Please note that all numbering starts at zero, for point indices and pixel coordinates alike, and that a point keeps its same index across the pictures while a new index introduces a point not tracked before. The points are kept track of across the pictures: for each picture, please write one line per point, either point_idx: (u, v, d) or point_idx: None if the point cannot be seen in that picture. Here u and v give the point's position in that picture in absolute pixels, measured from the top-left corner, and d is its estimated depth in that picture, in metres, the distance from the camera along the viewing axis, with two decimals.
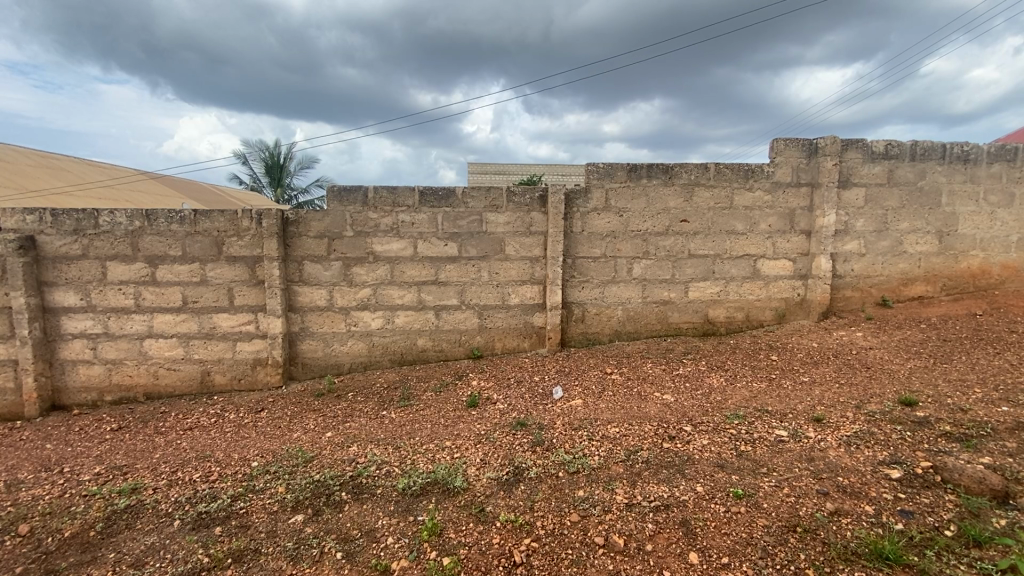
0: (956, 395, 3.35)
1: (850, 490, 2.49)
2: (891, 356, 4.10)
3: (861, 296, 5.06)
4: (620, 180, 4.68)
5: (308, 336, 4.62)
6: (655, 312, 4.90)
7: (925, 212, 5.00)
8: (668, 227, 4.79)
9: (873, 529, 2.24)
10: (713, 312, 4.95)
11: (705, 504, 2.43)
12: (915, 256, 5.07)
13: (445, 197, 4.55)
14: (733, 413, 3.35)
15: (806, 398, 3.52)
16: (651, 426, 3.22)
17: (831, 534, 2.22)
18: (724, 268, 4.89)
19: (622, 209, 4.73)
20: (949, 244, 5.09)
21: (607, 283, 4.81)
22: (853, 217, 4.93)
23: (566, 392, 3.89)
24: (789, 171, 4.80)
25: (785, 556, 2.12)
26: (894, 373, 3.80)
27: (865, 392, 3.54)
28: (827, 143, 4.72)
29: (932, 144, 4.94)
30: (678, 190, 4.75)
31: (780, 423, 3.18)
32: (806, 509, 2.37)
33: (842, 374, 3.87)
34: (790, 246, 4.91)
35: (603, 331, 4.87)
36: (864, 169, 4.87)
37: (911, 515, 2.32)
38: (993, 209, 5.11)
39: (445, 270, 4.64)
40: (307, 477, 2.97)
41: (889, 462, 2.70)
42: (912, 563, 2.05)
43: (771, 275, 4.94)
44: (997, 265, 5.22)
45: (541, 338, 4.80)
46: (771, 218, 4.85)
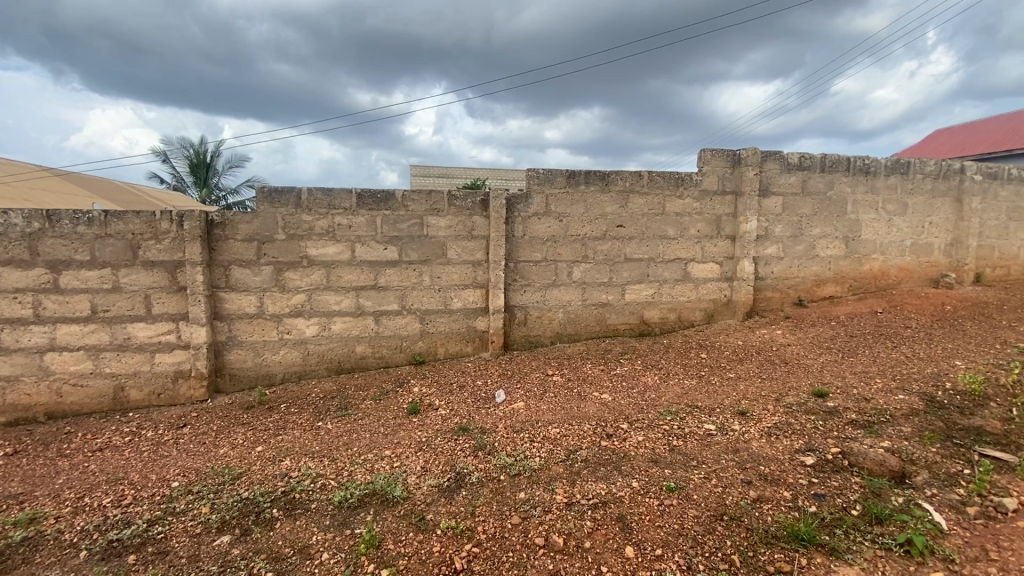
0: (861, 386, 3.68)
1: (771, 478, 2.67)
2: (806, 351, 4.45)
3: (780, 297, 5.45)
4: (559, 186, 4.79)
5: (236, 346, 4.36)
6: (594, 314, 5.03)
7: (834, 219, 5.47)
8: (606, 232, 4.94)
9: (791, 512, 2.42)
10: (648, 313, 5.16)
11: (640, 499, 2.52)
12: (826, 259, 5.53)
13: (384, 200, 4.46)
14: (666, 409, 3.50)
15: (732, 393, 3.73)
16: (591, 425, 3.30)
17: (754, 520, 2.37)
18: (658, 271, 5.11)
19: (562, 214, 4.83)
20: (854, 248, 5.59)
21: (548, 286, 4.89)
22: (772, 223, 5.30)
23: (508, 395, 3.90)
24: (715, 180, 5.10)
25: (713, 544, 2.24)
26: (808, 368, 4.12)
27: (784, 385, 3.81)
28: (749, 154, 5.06)
29: (839, 157, 5.42)
30: (615, 196, 4.92)
31: (708, 417, 3.36)
32: (732, 497, 2.51)
33: (764, 369, 4.15)
34: (717, 250, 5.21)
35: (545, 333, 4.94)
36: (781, 179, 5.26)
37: (823, 497, 2.52)
38: (890, 216, 5.66)
39: (384, 275, 4.53)
40: (234, 496, 2.80)
41: (805, 449, 2.92)
42: (823, 543, 2.23)
43: (700, 277, 5.21)
44: (894, 267, 5.79)
45: (484, 342, 4.80)
46: (700, 223, 5.13)
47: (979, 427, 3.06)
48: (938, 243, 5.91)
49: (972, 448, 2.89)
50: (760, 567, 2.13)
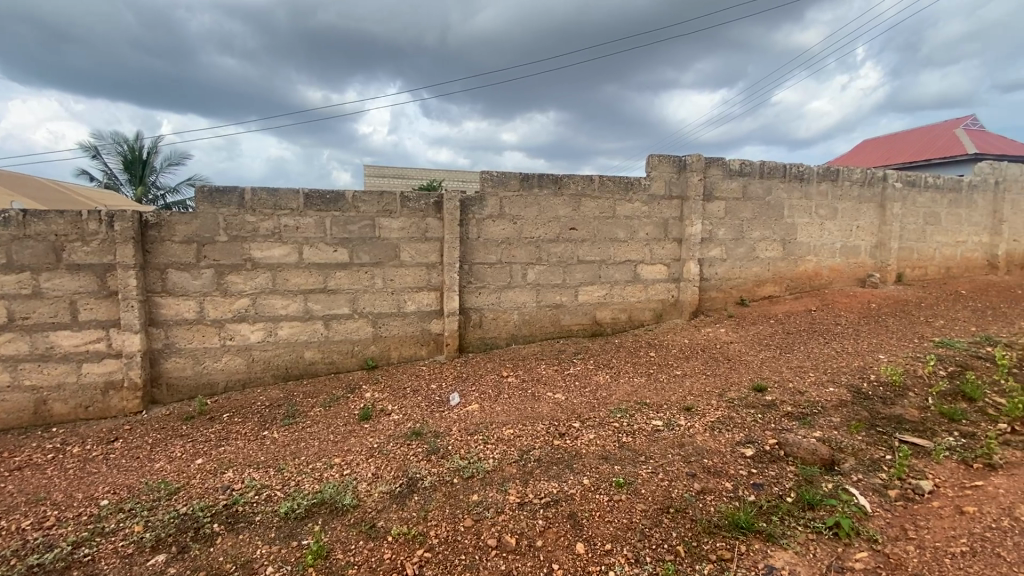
0: (796, 380, 3.91)
1: (713, 470, 2.79)
2: (747, 348, 4.68)
3: (724, 297, 5.71)
4: (513, 188, 4.82)
5: (174, 353, 4.13)
6: (548, 315, 5.10)
7: (772, 222, 5.78)
8: (559, 234, 5.02)
9: (732, 502, 2.54)
10: (600, 314, 5.27)
11: (590, 496, 2.58)
12: (765, 261, 5.83)
13: (334, 201, 4.36)
14: (616, 407, 3.59)
15: (678, 390, 3.88)
16: (544, 425, 3.35)
17: (698, 511, 2.47)
18: (609, 273, 5.24)
19: (516, 216, 4.87)
20: (791, 250, 5.93)
21: (503, 288, 4.91)
22: (716, 227, 5.55)
23: (463, 398, 3.89)
24: (662, 185, 5.28)
25: (660, 536, 2.32)
26: (749, 364, 4.33)
27: (727, 381, 3.99)
28: (693, 160, 5.28)
29: (776, 164, 5.73)
30: (567, 199, 5.00)
31: (656, 414, 3.47)
32: (677, 490, 2.61)
33: (708, 366, 4.33)
34: (665, 252, 5.39)
35: (500, 335, 4.96)
36: (723, 184, 5.51)
37: (762, 487, 2.66)
38: (823, 220, 6.05)
39: (334, 278, 4.42)
40: (170, 512, 2.65)
41: (745, 442, 3.07)
42: (760, 529, 2.36)
43: (649, 278, 5.38)
44: (826, 267, 6.18)
45: (439, 345, 4.76)
46: (648, 226, 5.29)
47: (899, 416, 3.32)
48: (865, 245, 6.36)
49: (893, 435, 3.13)
50: (703, 556, 2.22)
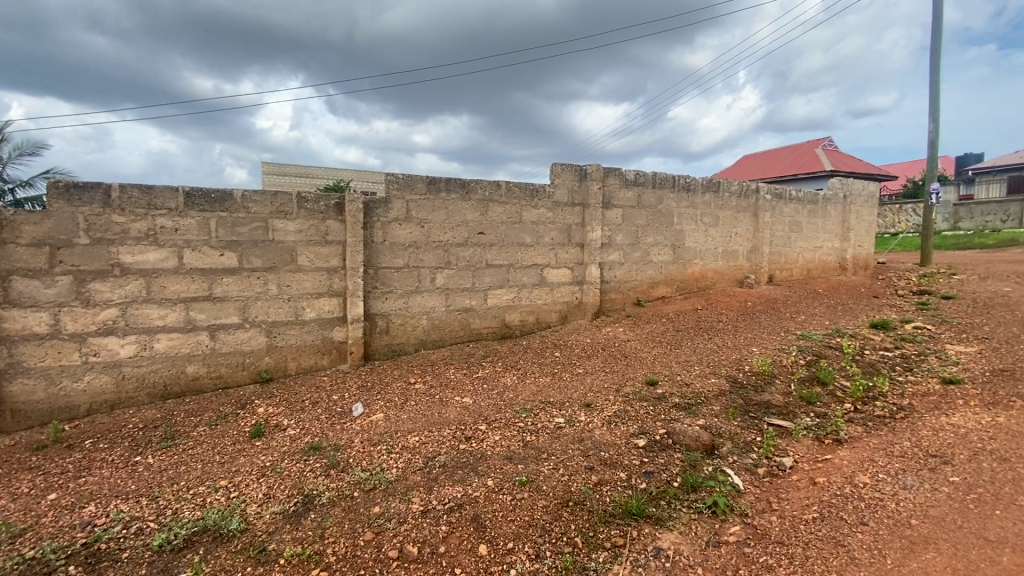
0: (684, 373, 4.26)
1: (610, 462, 2.96)
2: (643, 345, 5.02)
3: (622, 298, 6.07)
4: (419, 192, 4.77)
5: (20, 374, 3.57)
6: (457, 319, 5.09)
7: (664, 229, 6.26)
8: (467, 239, 5.04)
9: (626, 491, 2.70)
10: (509, 317, 5.36)
11: (494, 497, 2.62)
12: (658, 264, 6.29)
13: (220, 201, 4.03)
14: (522, 407, 3.67)
15: (580, 387, 4.06)
16: (450, 430, 3.34)
17: (595, 502, 2.60)
18: (517, 276, 5.35)
19: (423, 220, 4.81)
20: (680, 254, 6.46)
21: (410, 293, 4.82)
22: (614, 233, 5.90)
23: (366, 407, 3.76)
24: (565, 192, 5.52)
25: (559, 530, 2.42)
26: (644, 360, 4.65)
27: (624, 377, 4.25)
28: (593, 169, 5.58)
29: (666, 175, 6.22)
30: (474, 204, 5.04)
31: (558, 411, 3.61)
32: (576, 484, 2.73)
33: (607, 364, 4.58)
34: (568, 256, 5.62)
35: (407, 341, 4.85)
36: (620, 193, 5.87)
37: (652, 474, 2.87)
38: (707, 227, 6.66)
39: (222, 284, 4.08)
40: (12, 558, 2.29)
41: (638, 433, 3.29)
42: (650, 514, 2.54)
43: (554, 281, 5.57)
44: (711, 270, 6.81)
45: (342, 353, 4.56)
46: (553, 232, 5.49)
47: (768, 402, 3.74)
48: (742, 250, 7.10)
49: (762, 418, 3.52)
50: (599, 545, 2.35)
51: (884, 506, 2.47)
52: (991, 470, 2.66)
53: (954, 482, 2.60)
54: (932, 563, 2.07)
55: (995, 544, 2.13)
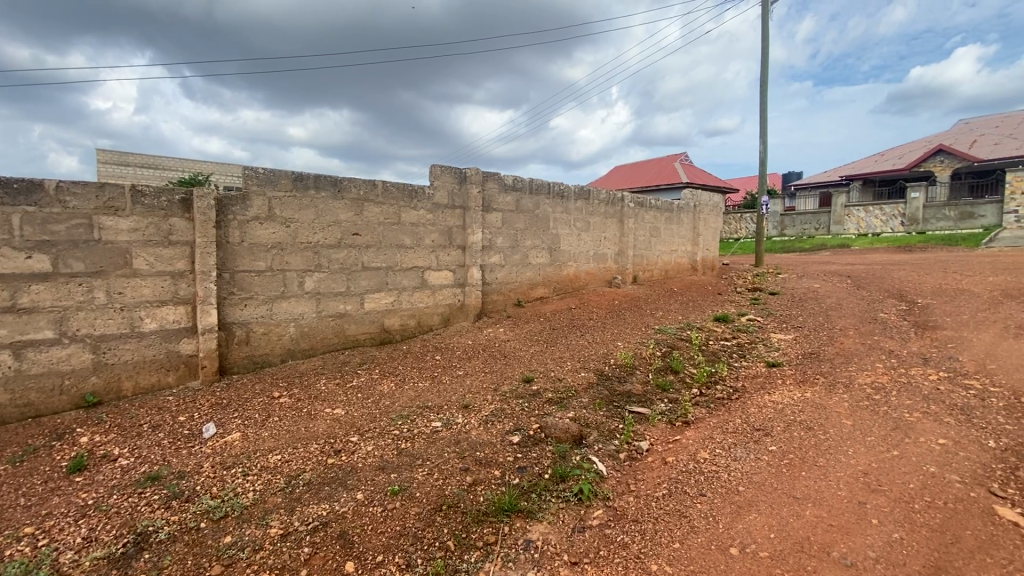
0: (558, 369, 4.48)
1: (485, 461, 3.00)
2: (521, 345, 5.18)
3: (503, 299, 6.20)
4: (284, 189, 4.43)
5: None
6: (330, 326, 4.80)
7: (541, 233, 6.54)
8: (340, 240, 4.79)
9: (499, 488, 2.77)
10: (388, 321, 5.19)
11: (363, 510, 2.52)
12: (536, 267, 6.54)
13: (26, 193, 3.37)
14: (397, 414, 3.58)
15: (458, 389, 4.07)
16: (317, 444, 3.14)
17: (468, 503, 2.62)
18: (395, 279, 5.21)
19: (289, 220, 4.48)
20: (556, 257, 6.79)
21: (275, 299, 4.45)
22: (494, 236, 6.02)
23: (221, 427, 3.39)
24: (445, 194, 5.51)
25: (431, 535, 2.40)
26: (522, 358, 4.80)
27: (502, 376, 4.35)
28: (472, 173, 5.64)
29: (542, 181, 6.51)
30: (348, 204, 4.81)
31: (435, 416, 3.58)
32: (450, 487, 2.73)
33: (487, 364, 4.66)
34: (449, 259, 5.62)
35: (272, 351, 4.47)
36: (499, 198, 6.02)
37: (525, 469, 2.97)
38: (580, 231, 7.09)
39: (29, 293, 3.41)
40: None
41: (513, 430, 3.38)
42: (522, 508, 2.62)
43: (435, 284, 5.52)
44: (584, 271, 7.26)
45: (192, 368, 4.05)
46: (433, 234, 5.45)
47: (629, 391, 4.09)
48: (611, 253, 7.67)
49: (625, 407, 3.84)
50: (471, 545, 2.37)
51: (719, 477, 2.83)
52: (799, 438, 3.18)
53: (772, 451, 3.05)
54: (754, 522, 2.41)
55: (800, 499, 2.54)
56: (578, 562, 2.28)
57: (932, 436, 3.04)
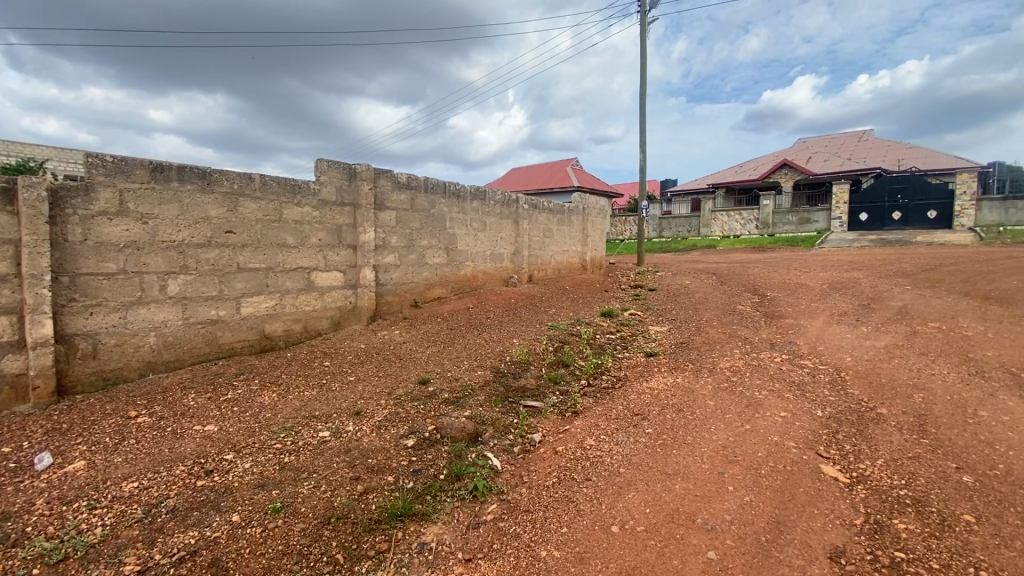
0: (454, 368, 4.49)
1: (377, 467, 2.92)
2: (417, 346, 5.10)
3: (399, 300, 6.05)
4: (140, 180, 3.91)
5: None
6: (201, 334, 4.34)
7: (437, 232, 6.49)
8: (211, 239, 4.35)
9: (392, 494, 2.71)
10: (269, 327, 4.81)
11: (240, 533, 2.32)
12: (432, 267, 6.48)
13: None
14: (280, 427, 3.34)
15: (349, 396, 3.90)
16: (185, 466, 2.82)
17: (359, 512, 2.53)
18: (278, 281, 4.85)
19: (147, 215, 3.97)
20: (453, 256, 6.78)
21: (130, 305, 3.92)
22: (388, 235, 5.85)
23: (60, 455, 2.90)
24: (333, 191, 5.24)
25: (318, 551, 2.28)
26: (417, 360, 4.73)
27: (397, 379, 4.25)
28: (362, 169, 5.44)
29: (437, 180, 6.46)
30: (219, 198, 4.38)
31: (323, 425, 3.40)
32: (339, 498, 2.62)
33: (381, 367, 4.52)
34: (339, 259, 5.36)
35: (128, 365, 3.92)
36: (392, 196, 5.86)
37: (419, 471, 2.93)
38: (476, 231, 7.14)
39: None
40: None
41: (408, 433, 3.32)
42: (416, 512, 2.59)
43: (324, 286, 5.23)
44: (481, 271, 7.33)
45: (19, 389, 3.42)
46: (320, 233, 5.16)
47: (523, 387, 4.22)
48: (507, 253, 7.83)
49: (519, 402, 3.95)
50: (362, 555, 2.29)
51: (603, 461, 3.03)
52: (672, 419, 3.51)
53: (649, 433, 3.34)
54: (633, 500, 2.62)
55: (671, 475, 2.81)
56: (472, 559, 2.31)
57: (776, 409, 3.54)
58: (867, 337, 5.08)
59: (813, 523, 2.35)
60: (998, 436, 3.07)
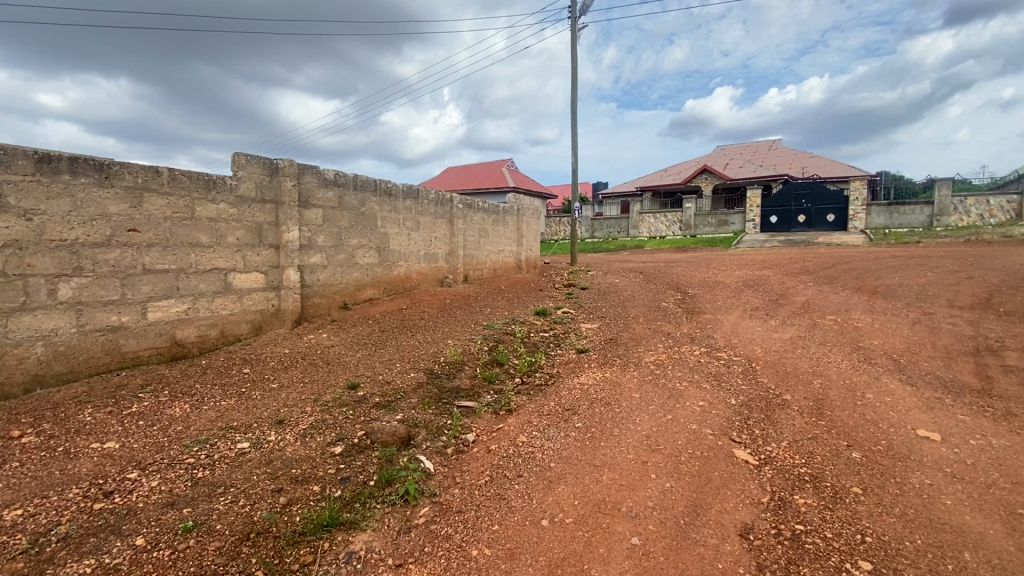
0: (385, 371, 4.38)
1: (301, 477, 2.80)
2: (347, 349, 4.93)
3: (327, 302, 5.81)
4: (23, 172, 3.50)
5: None
6: (99, 342, 3.93)
7: (367, 231, 6.30)
8: (110, 238, 3.97)
9: (318, 504, 2.60)
10: (181, 333, 4.45)
11: (146, 557, 2.14)
12: (363, 267, 6.28)
13: None
14: (193, 440, 3.11)
15: (272, 404, 3.70)
16: (79, 489, 2.55)
17: (281, 525, 2.41)
18: (190, 284, 4.50)
19: (32, 211, 3.55)
20: (384, 256, 6.61)
21: (12, 312, 3.48)
22: (314, 234, 5.61)
23: None
24: (252, 187, 4.95)
25: (236, 569, 2.15)
26: (346, 364, 4.57)
27: (324, 384, 4.08)
28: (285, 165, 5.18)
29: (367, 178, 6.28)
30: (120, 193, 4.00)
31: (242, 436, 3.20)
32: (260, 511, 2.48)
33: (307, 373, 4.32)
34: (259, 259, 5.07)
35: (9, 380, 3.48)
36: (319, 193, 5.62)
37: (348, 479, 2.84)
38: (409, 231, 7.01)
39: None
40: None
41: (335, 440, 3.21)
42: (343, 520, 2.51)
43: (243, 288, 4.93)
44: (414, 272, 7.20)
45: None
46: (238, 231, 4.85)
47: (457, 387, 4.20)
48: (442, 253, 7.75)
49: (453, 403, 3.93)
50: (285, 570, 2.19)
51: (534, 457, 3.09)
52: (600, 413, 3.63)
53: (579, 427, 3.44)
54: (562, 493, 2.69)
55: (599, 466, 2.91)
56: (402, 564, 2.27)
57: (695, 399, 3.76)
58: (775, 330, 5.53)
59: (725, 504, 2.53)
60: (881, 415, 3.45)
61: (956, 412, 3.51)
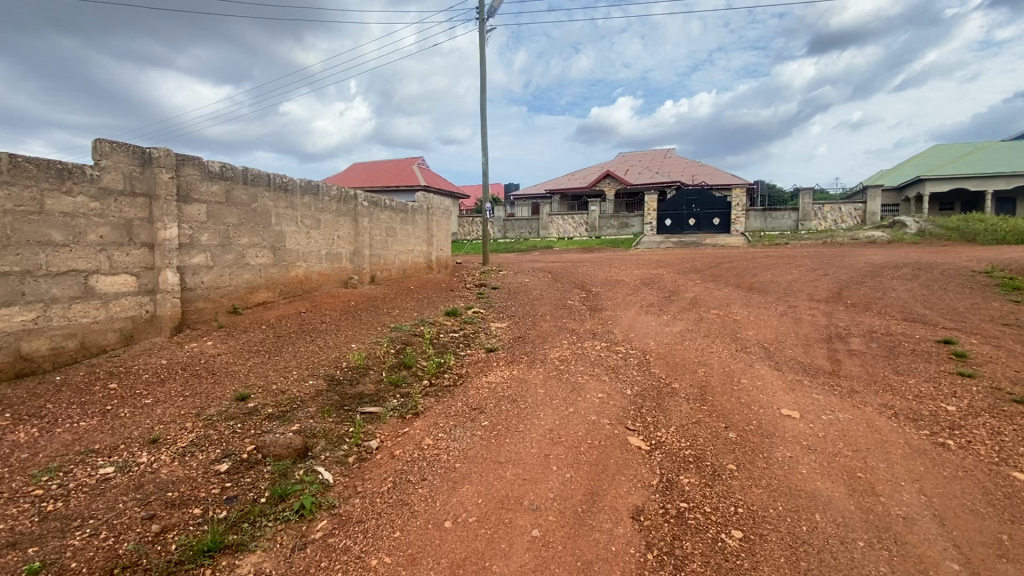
0: (279, 380, 4.10)
1: (179, 501, 2.53)
2: (236, 358, 4.54)
3: (212, 307, 5.32)
4: None
5: None
6: None
7: (260, 229, 5.86)
8: None
9: (199, 528, 2.37)
10: (29, 345, 3.83)
11: None
12: (255, 268, 5.83)
13: None
14: (42, 469, 2.69)
15: (144, 422, 3.30)
16: None
17: (153, 557, 2.17)
18: (40, 288, 3.89)
19: None
20: (280, 256, 6.19)
21: None
22: (196, 232, 5.11)
23: None
24: (119, 178, 4.40)
25: None
26: (235, 373, 4.22)
27: (207, 397, 3.73)
28: (160, 154, 4.67)
29: (259, 171, 5.84)
30: None
31: (106, 460, 2.83)
32: (127, 543, 2.21)
33: (187, 385, 3.92)
34: (129, 260, 4.51)
35: None
36: (202, 186, 5.14)
37: (234, 498, 2.62)
38: (308, 229, 6.63)
39: None
40: None
41: (220, 457, 2.95)
42: (229, 544, 2.31)
43: (109, 292, 4.36)
44: (315, 273, 6.82)
45: None
46: (101, 228, 4.29)
47: (361, 392, 4.05)
48: (345, 253, 7.42)
49: (355, 410, 3.78)
50: None
51: (439, 459, 3.06)
52: (506, 410, 3.69)
53: (484, 425, 3.47)
54: (466, 493, 2.70)
55: (503, 463, 2.96)
56: None
57: (595, 392, 3.96)
58: (667, 324, 5.98)
59: (619, 489, 2.69)
60: (753, 398, 3.87)
61: (812, 391, 4.03)
